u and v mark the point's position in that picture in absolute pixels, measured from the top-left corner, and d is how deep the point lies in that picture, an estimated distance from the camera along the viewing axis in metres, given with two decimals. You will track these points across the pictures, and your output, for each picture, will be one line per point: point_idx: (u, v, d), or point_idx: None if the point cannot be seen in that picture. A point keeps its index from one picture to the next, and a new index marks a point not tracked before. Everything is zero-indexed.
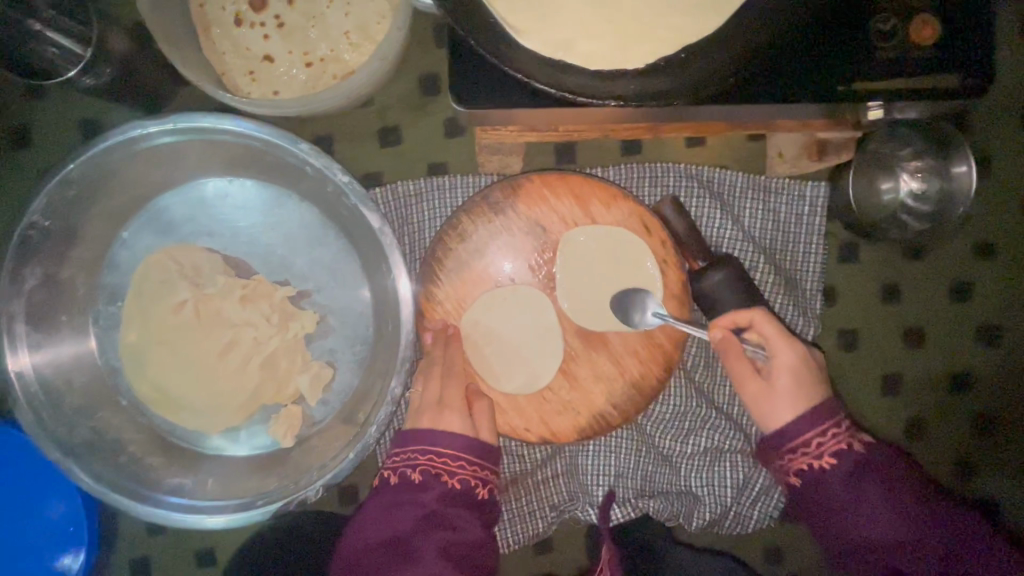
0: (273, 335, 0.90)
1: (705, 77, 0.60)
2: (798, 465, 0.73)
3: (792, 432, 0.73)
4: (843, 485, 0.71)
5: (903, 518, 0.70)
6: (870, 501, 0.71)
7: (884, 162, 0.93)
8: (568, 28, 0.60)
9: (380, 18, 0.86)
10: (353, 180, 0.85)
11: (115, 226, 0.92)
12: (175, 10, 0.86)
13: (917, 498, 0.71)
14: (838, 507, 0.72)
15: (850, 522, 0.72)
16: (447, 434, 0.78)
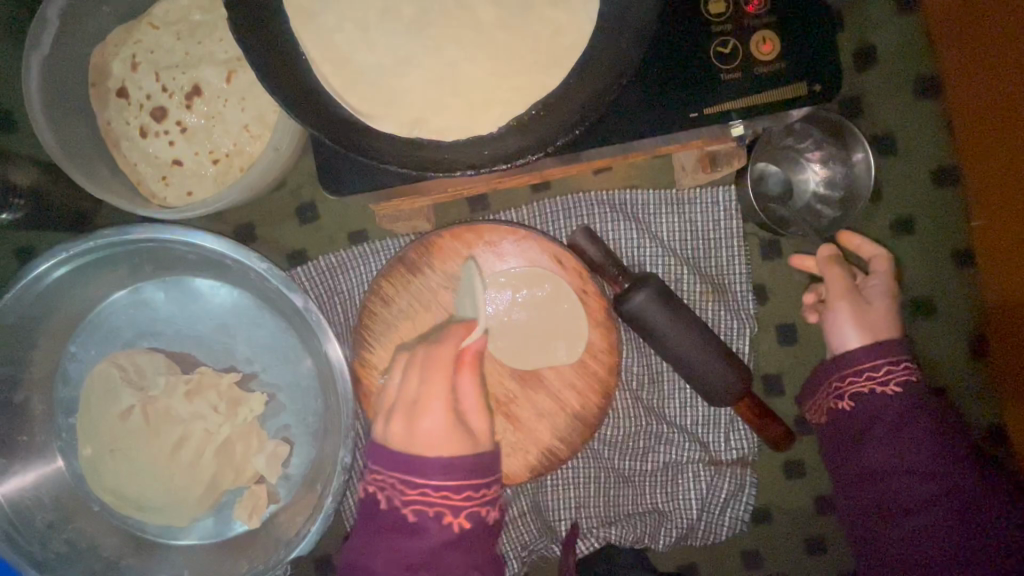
0: (222, 424, 0.93)
1: (555, 129, 0.63)
2: (857, 387, 0.82)
3: (864, 357, 0.82)
4: (899, 413, 0.79)
5: (927, 444, 0.78)
6: (907, 423, 0.79)
7: (787, 155, 0.95)
8: (420, 108, 0.64)
9: (275, 107, 0.90)
10: (271, 265, 0.87)
11: (61, 342, 0.96)
12: (82, 133, 0.90)
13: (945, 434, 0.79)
14: (877, 426, 0.80)
15: (882, 444, 0.79)
16: (423, 461, 0.71)
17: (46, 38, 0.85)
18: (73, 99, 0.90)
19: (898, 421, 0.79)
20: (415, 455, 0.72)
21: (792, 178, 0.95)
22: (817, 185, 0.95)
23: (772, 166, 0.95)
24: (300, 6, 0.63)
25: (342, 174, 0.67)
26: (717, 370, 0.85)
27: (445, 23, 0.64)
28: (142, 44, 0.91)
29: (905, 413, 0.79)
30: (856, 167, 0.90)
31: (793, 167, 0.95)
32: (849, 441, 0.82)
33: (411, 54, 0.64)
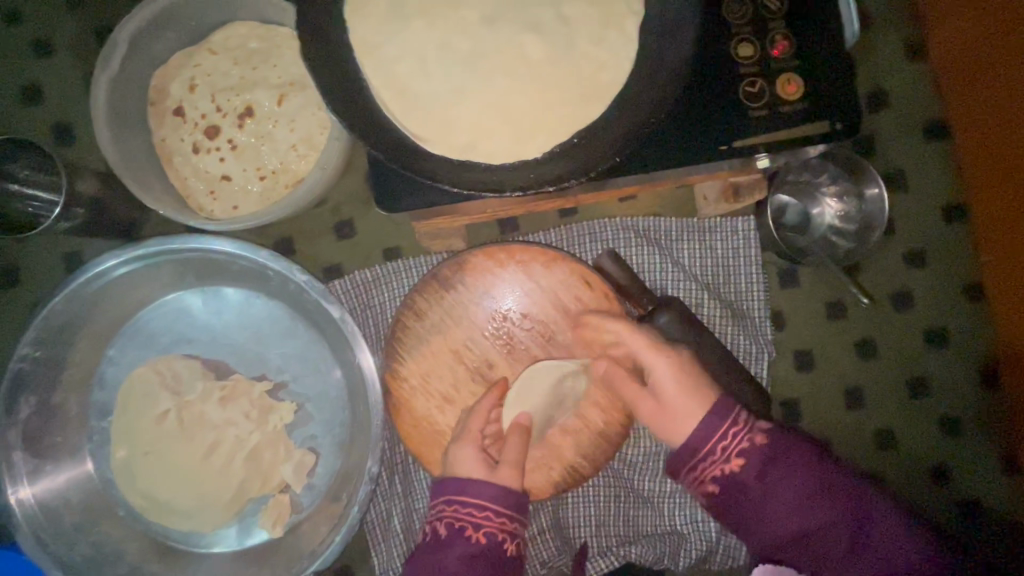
0: (253, 431, 0.95)
1: (596, 155, 0.68)
2: (713, 471, 0.81)
3: (702, 440, 0.81)
4: (758, 479, 0.80)
5: (799, 500, 0.79)
6: (775, 489, 0.79)
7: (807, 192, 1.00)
8: (472, 133, 0.69)
9: (321, 129, 0.96)
10: (311, 277, 0.91)
11: (101, 346, 0.99)
12: (139, 147, 0.96)
13: (812, 489, 0.79)
14: (751, 512, 0.80)
15: (769, 516, 0.79)
16: (478, 482, 0.82)
17: (114, 58, 0.91)
18: (133, 116, 0.96)
19: (766, 489, 0.80)
20: (474, 478, 0.82)
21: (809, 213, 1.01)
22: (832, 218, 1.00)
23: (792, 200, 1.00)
24: (365, 39, 0.70)
25: (393, 191, 0.71)
26: (733, 389, 0.89)
27: (497, 53, 0.69)
28: (200, 67, 0.97)
29: (766, 477, 0.79)
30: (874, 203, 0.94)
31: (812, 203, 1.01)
32: (739, 523, 0.82)
33: (463, 83, 0.69)
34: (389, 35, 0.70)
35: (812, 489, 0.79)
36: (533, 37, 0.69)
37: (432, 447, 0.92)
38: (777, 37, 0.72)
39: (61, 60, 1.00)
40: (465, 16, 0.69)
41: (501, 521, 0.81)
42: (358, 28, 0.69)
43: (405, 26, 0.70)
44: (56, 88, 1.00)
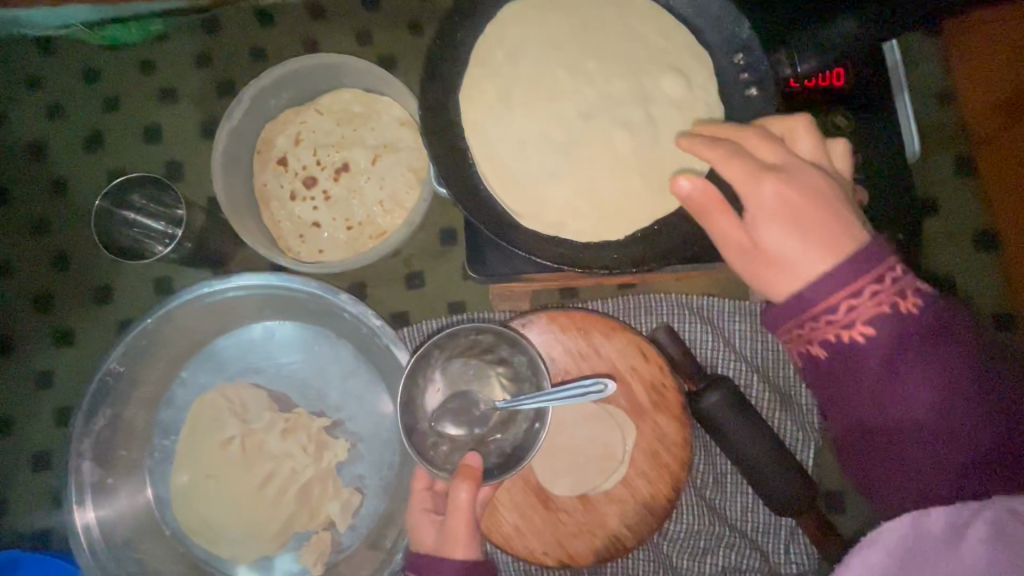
0: (309, 465, 0.99)
1: (675, 243, 0.76)
2: (820, 335, 0.56)
3: (817, 293, 0.55)
4: (867, 390, 0.57)
5: (948, 430, 0.56)
6: (907, 423, 0.56)
7: (448, 393, 0.89)
8: (566, 212, 0.76)
9: (407, 188, 1.05)
10: (384, 323, 0.97)
11: (175, 367, 1.05)
12: (242, 189, 1.05)
13: (952, 395, 0.55)
14: (861, 403, 0.58)
15: (895, 396, 0.56)
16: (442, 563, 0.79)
17: (237, 112, 1.02)
18: (241, 160, 1.06)
19: (886, 392, 0.56)
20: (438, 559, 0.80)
21: (475, 410, 0.87)
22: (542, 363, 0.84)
23: (437, 427, 0.87)
24: (473, 123, 0.79)
25: (487, 260, 0.84)
26: (782, 475, 0.89)
27: (595, 144, 0.77)
28: (306, 124, 1.08)
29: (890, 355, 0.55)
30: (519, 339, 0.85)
31: (458, 401, 0.88)
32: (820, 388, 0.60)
33: (557, 167, 0.77)
34: (495, 122, 0.79)
35: (1000, 414, 0.56)
36: (626, 134, 0.77)
37: None
38: None
39: (182, 106, 1.12)
40: (567, 110, 0.77)
41: None
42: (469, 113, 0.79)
43: (511, 114, 0.79)
44: (175, 131, 1.12)
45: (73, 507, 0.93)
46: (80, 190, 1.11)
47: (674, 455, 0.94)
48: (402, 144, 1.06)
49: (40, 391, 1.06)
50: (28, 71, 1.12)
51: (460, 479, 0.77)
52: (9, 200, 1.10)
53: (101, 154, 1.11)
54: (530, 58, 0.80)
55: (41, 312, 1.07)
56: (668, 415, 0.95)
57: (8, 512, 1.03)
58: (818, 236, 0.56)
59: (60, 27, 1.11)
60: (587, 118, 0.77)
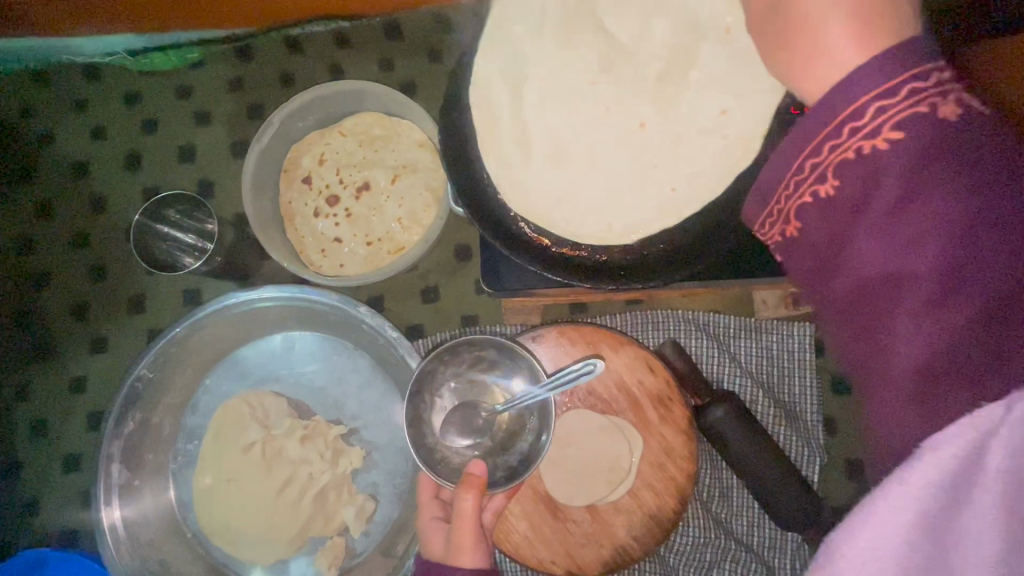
0: (325, 471, 1.02)
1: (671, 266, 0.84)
2: (815, 178, 0.48)
3: (838, 98, 0.46)
4: (878, 225, 0.45)
5: (970, 264, 0.41)
6: (922, 261, 0.42)
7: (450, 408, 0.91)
8: (577, 240, 0.88)
9: (425, 207, 1.10)
10: (401, 335, 1.02)
11: (201, 374, 1.10)
12: (268, 206, 1.11)
13: (977, 217, 0.41)
14: (824, 262, 0.49)
15: (875, 247, 0.45)
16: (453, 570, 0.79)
17: (266, 135, 1.08)
18: (269, 179, 1.12)
19: (921, 232, 0.42)
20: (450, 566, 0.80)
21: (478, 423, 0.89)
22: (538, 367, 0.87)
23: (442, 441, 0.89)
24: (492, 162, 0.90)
25: (499, 273, 0.92)
26: (785, 489, 0.92)
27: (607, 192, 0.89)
28: (329, 146, 1.14)
29: (873, 193, 0.45)
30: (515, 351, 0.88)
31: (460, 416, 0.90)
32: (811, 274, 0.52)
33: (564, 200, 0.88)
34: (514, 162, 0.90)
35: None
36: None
37: None
38: None
39: (214, 128, 1.19)
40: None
41: None
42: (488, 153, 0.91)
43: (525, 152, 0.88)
44: (208, 151, 1.18)
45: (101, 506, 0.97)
46: (118, 205, 1.18)
47: (680, 468, 0.96)
48: (420, 164, 1.11)
49: (74, 395, 1.11)
50: (74, 95, 1.20)
51: (465, 491, 0.78)
52: (51, 214, 1.17)
53: (139, 172, 1.18)
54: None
55: (77, 321, 1.13)
56: (675, 428, 0.97)
57: (39, 512, 1.08)
58: (872, 37, 0.47)
59: (106, 54, 1.19)
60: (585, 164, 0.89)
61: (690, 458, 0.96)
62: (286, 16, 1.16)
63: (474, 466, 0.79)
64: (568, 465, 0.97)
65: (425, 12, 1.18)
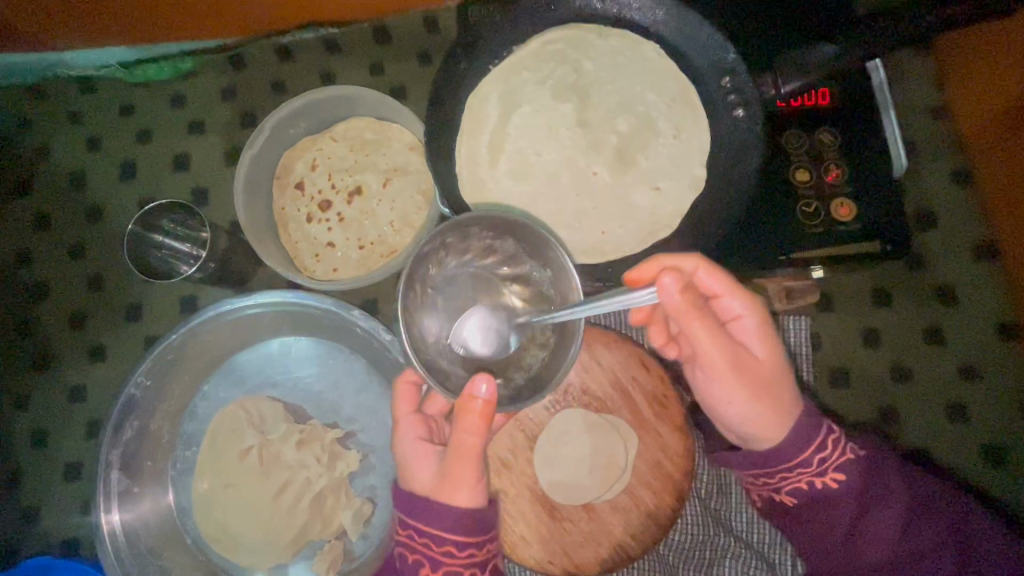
0: (322, 475, 1.03)
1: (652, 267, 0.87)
2: (796, 485, 0.77)
3: (789, 450, 0.76)
4: (845, 527, 0.75)
5: (914, 548, 0.73)
6: (876, 547, 0.74)
7: (449, 302, 0.79)
8: (564, 241, 0.88)
9: (416, 210, 1.10)
10: (395, 338, 1.02)
11: (198, 381, 1.10)
12: (262, 213, 1.11)
13: (916, 511, 0.74)
14: (824, 542, 0.76)
15: (864, 547, 0.74)
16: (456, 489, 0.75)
17: (258, 142, 1.09)
18: (262, 186, 1.13)
19: (866, 526, 0.75)
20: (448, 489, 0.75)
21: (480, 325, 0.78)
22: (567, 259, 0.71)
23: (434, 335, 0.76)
24: (478, 163, 0.91)
25: None
26: None
27: (597, 190, 0.90)
28: (322, 151, 1.15)
29: (857, 499, 0.75)
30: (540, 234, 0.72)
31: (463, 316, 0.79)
32: (811, 542, 0.78)
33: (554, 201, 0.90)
34: (501, 163, 0.90)
35: (937, 537, 0.73)
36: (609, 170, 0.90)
37: None
38: (832, 167, 0.85)
39: (208, 137, 1.20)
40: (562, 152, 0.90)
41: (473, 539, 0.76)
42: (475, 153, 0.91)
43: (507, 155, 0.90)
44: (202, 159, 1.20)
45: (101, 510, 0.99)
46: (114, 215, 1.19)
47: (677, 464, 0.96)
48: (412, 168, 1.12)
49: (73, 404, 1.12)
50: (70, 108, 1.22)
51: (468, 413, 0.69)
52: (49, 227, 1.18)
53: (135, 182, 1.20)
54: (522, 104, 0.92)
55: (75, 331, 1.14)
56: (671, 425, 0.97)
57: (41, 521, 1.08)
58: (755, 401, 0.75)
59: (98, 66, 1.20)
60: (572, 163, 0.90)
61: (685, 454, 0.96)
62: (274, 24, 1.17)
63: (478, 385, 0.68)
64: (565, 461, 0.96)
65: (412, 15, 1.19)
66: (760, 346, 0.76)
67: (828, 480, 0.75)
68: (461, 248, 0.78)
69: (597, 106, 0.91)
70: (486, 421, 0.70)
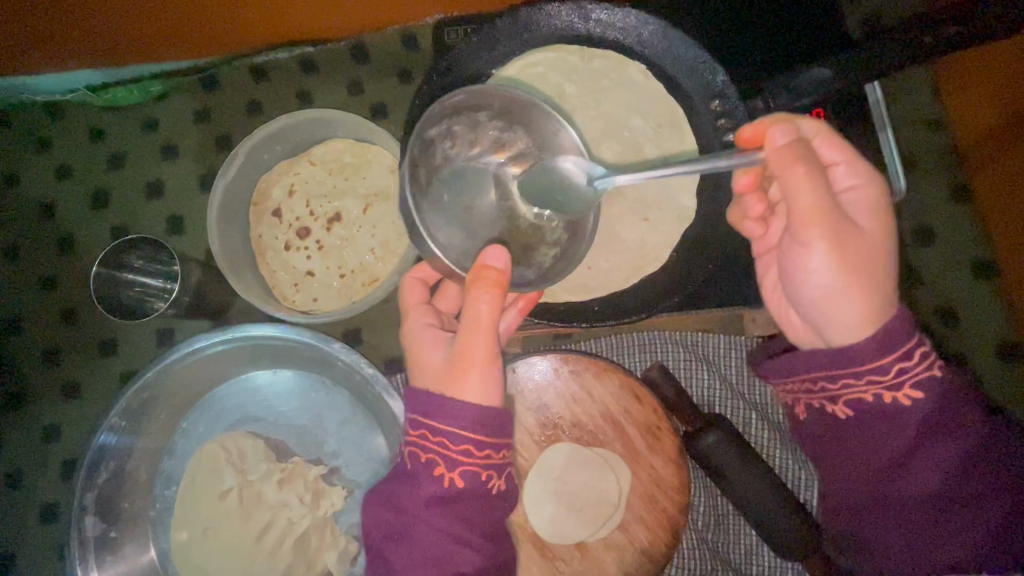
0: (305, 515, 0.99)
1: (637, 302, 0.87)
2: (866, 398, 0.64)
3: (872, 355, 0.62)
4: (898, 453, 0.65)
5: (965, 487, 0.64)
6: (927, 480, 0.65)
7: (454, 198, 0.73)
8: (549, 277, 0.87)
9: (398, 236, 1.07)
10: (378, 371, 0.97)
11: (177, 417, 1.06)
12: (238, 242, 1.07)
13: (981, 449, 0.64)
14: (870, 466, 0.66)
15: (912, 477, 0.65)
16: (468, 388, 0.68)
17: (232, 167, 1.04)
18: (237, 213, 1.08)
19: (920, 456, 0.64)
20: (458, 385, 0.68)
21: (486, 227, 0.74)
22: (582, 141, 0.70)
23: (437, 231, 0.68)
24: None
25: None
26: (782, 520, 0.87)
27: None
28: (299, 176, 1.10)
29: (927, 425, 0.63)
30: (551, 119, 0.72)
31: (468, 216, 0.74)
32: (853, 460, 0.67)
33: None
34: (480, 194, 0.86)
35: (991, 478, 0.64)
36: None
37: None
38: None
39: (182, 162, 1.16)
40: None
41: (484, 450, 0.67)
42: None
43: None
44: (177, 186, 1.15)
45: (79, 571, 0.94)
46: (86, 245, 1.15)
47: (672, 499, 0.93)
48: (393, 192, 1.08)
49: (48, 443, 1.08)
50: (39, 134, 1.17)
51: (478, 285, 0.65)
52: (19, 259, 1.14)
53: (107, 211, 1.15)
54: None
55: (48, 367, 1.10)
56: (666, 458, 0.94)
57: (17, 566, 1.05)
58: (849, 275, 0.62)
59: (67, 92, 1.16)
60: None
61: (677, 488, 0.93)
62: (246, 44, 1.13)
63: (491, 256, 0.66)
64: (554, 498, 0.93)
65: (389, 32, 1.15)
66: (872, 220, 0.64)
67: (901, 399, 0.63)
68: (467, 141, 0.74)
69: (580, 133, 0.89)
70: (500, 294, 0.66)
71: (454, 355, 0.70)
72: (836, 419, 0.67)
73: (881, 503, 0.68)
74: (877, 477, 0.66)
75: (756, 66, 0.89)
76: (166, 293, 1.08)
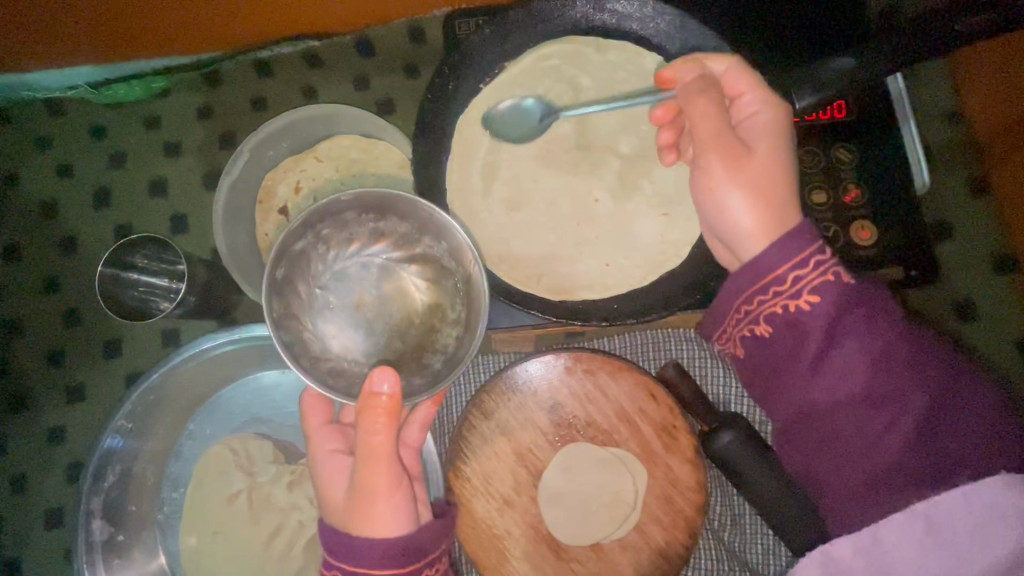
0: (316, 517, 0.98)
1: (654, 297, 0.85)
2: (770, 310, 0.62)
3: (772, 262, 0.61)
4: (815, 362, 0.60)
5: (894, 393, 0.59)
6: (851, 388, 0.60)
7: (341, 300, 0.81)
8: (564, 273, 0.86)
9: None
10: None
11: (183, 420, 1.04)
12: (244, 240, 1.05)
13: (904, 348, 0.59)
14: (788, 381, 0.62)
15: (829, 384, 0.60)
16: (373, 524, 0.69)
17: (237, 165, 1.03)
18: (243, 211, 1.06)
19: (824, 363, 0.60)
20: (365, 522, 0.69)
21: (378, 318, 0.82)
22: (454, 234, 0.72)
23: (327, 341, 0.77)
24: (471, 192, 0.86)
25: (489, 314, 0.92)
26: (801, 520, 0.86)
27: (600, 221, 0.87)
28: (306, 173, 1.08)
29: (834, 327, 0.60)
30: (420, 207, 0.74)
31: (360, 310, 0.82)
32: (768, 377, 0.64)
33: (553, 232, 0.87)
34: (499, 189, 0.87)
35: (923, 381, 0.59)
36: (611, 195, 0.87)
37: (490, 553, 0.90)
38: (850, 187, 0.85)
39: (185, 159, 1.14)
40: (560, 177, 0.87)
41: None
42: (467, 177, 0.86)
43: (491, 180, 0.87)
44: (180, 184, 1.13)
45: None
46: (88, 245, 1.13)
47: (689, 499, 0.91)
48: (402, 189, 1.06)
49: (53, 445, 1.07)
50: (39, 132, 1.15)
51: (371, 412, 0.66)
52: (20, 259, 1.12)
53: (109, 210, 1.13)
54: (517, 126, 0.87)
55: (52, 370, 1.09)
56: (682, 457, 0.92)
57: (22, 571, 1.03)
58: (753, 188, 0.66)
59: (66, 88, 1.14)
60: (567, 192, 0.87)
61: (694, 488, 0.91)
62: (249, 39, 1.10)
63: (379, 380, 0.66)
64: (569, 499, 0.92)
65: (396, 25, 1.12)
66: (765, 139, 0.68)
67: (802, 304, 0.60)
68: (347, 240, 0.79)
69: (596, 127, 0.87)
70: (393, 421, 0.67)
71: (354, 492, 0.71)
72: (748, 334, 0.64)
73: (805, 421, 0.63)
74: (793, 390, 0.62)
75: (773, 58, 0.88)
76: (175, 293, 1.07)
